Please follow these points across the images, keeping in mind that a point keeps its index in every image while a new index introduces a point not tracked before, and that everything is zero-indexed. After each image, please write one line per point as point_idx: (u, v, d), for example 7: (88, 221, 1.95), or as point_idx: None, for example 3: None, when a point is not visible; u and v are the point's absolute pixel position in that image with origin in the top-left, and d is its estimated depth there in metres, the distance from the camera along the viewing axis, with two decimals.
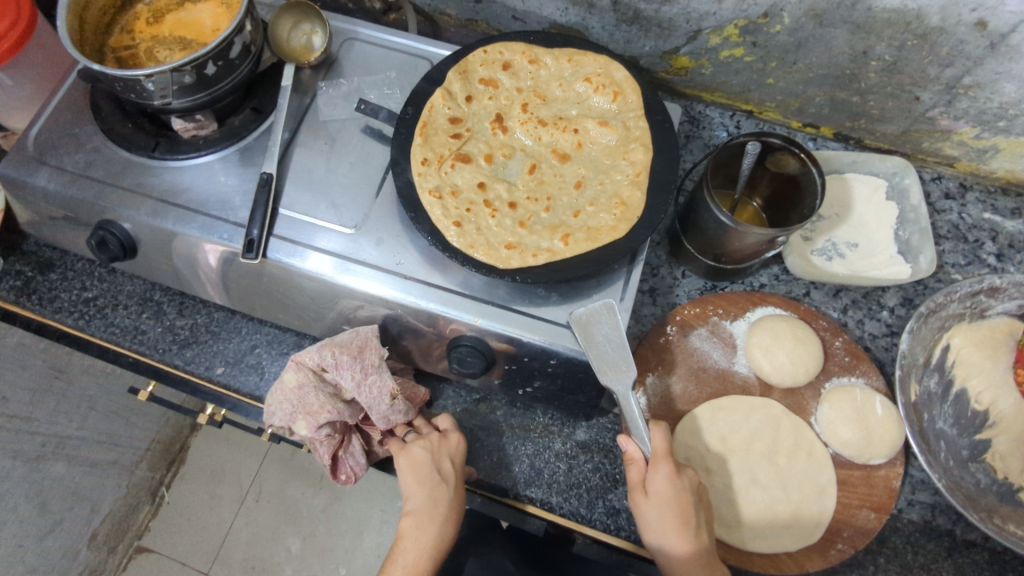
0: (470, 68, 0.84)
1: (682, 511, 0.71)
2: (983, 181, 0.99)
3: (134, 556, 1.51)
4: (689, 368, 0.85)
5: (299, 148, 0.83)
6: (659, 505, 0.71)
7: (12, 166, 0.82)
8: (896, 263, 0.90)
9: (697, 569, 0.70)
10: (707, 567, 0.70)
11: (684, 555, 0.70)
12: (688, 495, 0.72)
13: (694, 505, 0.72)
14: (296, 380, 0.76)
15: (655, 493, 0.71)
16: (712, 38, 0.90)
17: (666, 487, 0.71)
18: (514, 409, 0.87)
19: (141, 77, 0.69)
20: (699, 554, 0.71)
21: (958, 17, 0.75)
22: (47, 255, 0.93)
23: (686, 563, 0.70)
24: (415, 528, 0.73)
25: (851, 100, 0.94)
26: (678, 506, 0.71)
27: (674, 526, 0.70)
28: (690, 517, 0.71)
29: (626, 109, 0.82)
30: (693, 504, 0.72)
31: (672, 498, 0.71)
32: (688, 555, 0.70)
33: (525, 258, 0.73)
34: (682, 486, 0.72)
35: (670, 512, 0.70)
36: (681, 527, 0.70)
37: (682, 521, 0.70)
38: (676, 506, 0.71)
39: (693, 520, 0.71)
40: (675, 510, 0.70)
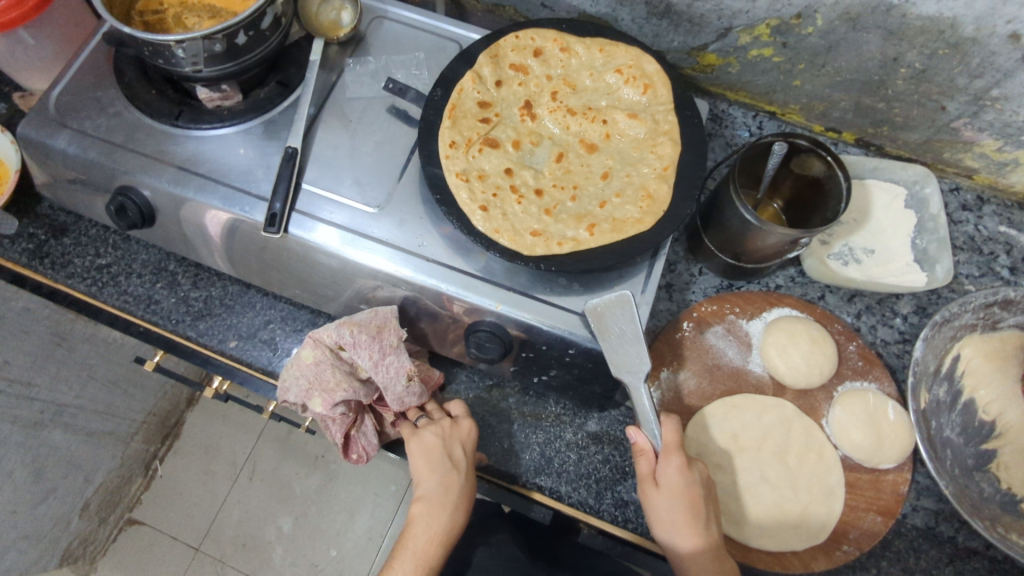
0: (501, 52, 0.83)
1: (693, 501, 0.71)
2: (1001, 195, 0.99)
3: (124, 527, 1.50)
4: (703, 364, 0.85)
5: (324, 125, 0.82)
6: (671, 496, 0.71)
7: (32, 127, 0.80)
8: (912, 270, 0.91)
9: (706, 563, 0.70)
10: (715, 560, 0.71)
11: (695, 549, 0.70)
12: (698, 490, 0.72)
13: (704, 499, 0.73)
14: (313, 356, 0.76)
15: (666, 485, 0.72)
16: (742, 37, 0.90)
17: (676, 480, 0.72)
18: (527, 397, 0.87)
19: (172, 43, 0.68)
20: (708, 545, 0.71)
21: (992, 29, 0.76)
22: (61, 220, 0.91)
23: (695, 556, 0.70)
24: (426, 514, 0.73)
25: (875, 107, 0.94)
26: (688, 499, 0.71)
27: (685, 519, 0.70)
28: (700, 510, 0.71)
29: (655, 102, 0.81)
30: (704, 497, 0.72)
31: (682, 490, 0.71)
32: (697, 547, 0.70)
33: (550, 246, 0.72)
34: (692, 480, 0.72)
35: (681, 505, 0.71)
36: (692, 517, 0.71)
37: (693, 513, 0.71)
38: (686, 499, 0.71)
39: (702, 514, 0.71)
40: (686, 503, 0.71)
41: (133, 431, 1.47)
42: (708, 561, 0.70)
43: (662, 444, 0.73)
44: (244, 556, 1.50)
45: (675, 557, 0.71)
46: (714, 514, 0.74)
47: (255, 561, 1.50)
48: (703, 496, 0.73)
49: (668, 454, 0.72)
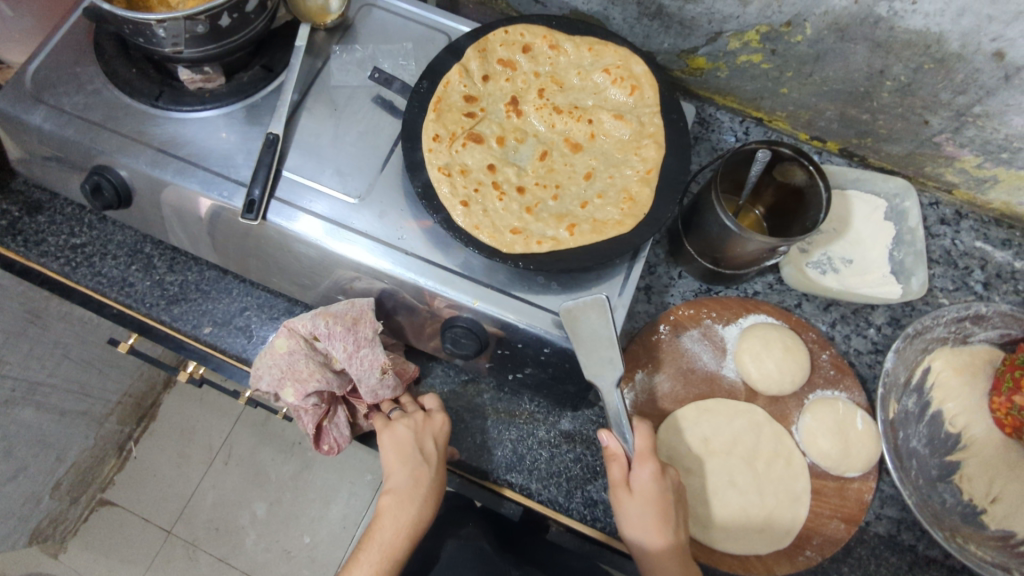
0: (490, 47, 0.83)
1: (664, 506, 0.72)
2: (979, 211, 1.00)
3: (96, 507, 1.50)
4: (678, 367, 0.86)
5: (307, 112, 0.81)
6: (643, 501, 0.72)
7: (6, 102, 0.79)
8: (887, 282, 0.92)
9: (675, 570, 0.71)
10: (681, 564, 0.71)
11: (664, 556, 0.71)
12: (670, 496, 0.73)
13: (675, 504, 0.74)
14: (286, 346, 0.75)
15: (639, 491, 0.72)
16: (732, 41, 0.90)
17: (650, 486, 0.72)
18: (501, 393, 0.87)
19: (153, 22, 0.67)
20: (675, 549, 0.72)
21: (977, 46, 0.76)
22: (36, 197, 0.90)
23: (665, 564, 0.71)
24: (394, 507, 0.72)
25: (860, 118, 0.95)
26: (660, 506, 0.72)
27: (656, 525, 0.71)
28: (670, 517, 0.72)
29: (641, 104, 0.81)
30: (674, 502, 0.73)
31: (655, 497, 0.72)
32: (665, 550, 0.71)
33: (529, 245, 0.72)
34: (664, 486, 0.73)
35: (653, 511, 0.71)
36: (662, 522, 0.71)
37: (664, 520, 0.72)
38: (658, 506, 0.72)
39: (672, 518, 0.72)
40: (658, 510, 0.72)
41: (107, 411, 1.46)
42: (674, 564, 0.71)
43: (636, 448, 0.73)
44: (216, 540, 1.50)
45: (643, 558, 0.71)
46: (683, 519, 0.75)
47: (227, 546, 1.50)
48: (674, 501, 0.73)
49: (643, 459, 0.72)
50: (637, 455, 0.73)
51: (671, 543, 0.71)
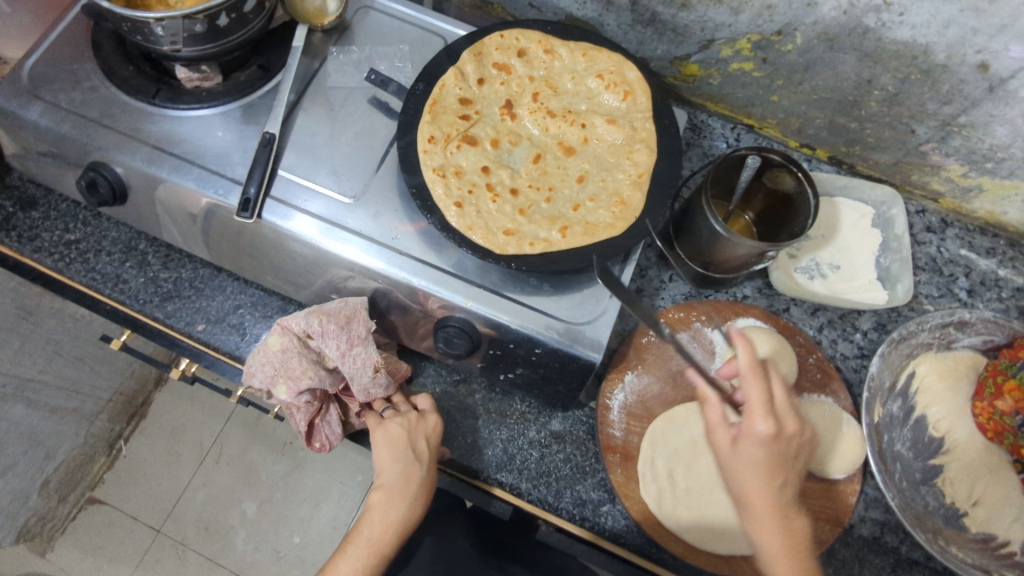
0: (485, 50, 0.84)
1: (773, 468, 0.61)
2: (964, 220, 1.02)
3: (85, 506, 1.49)
4: (668, 370, 0.86)
5: (303, 112, 0.82)
6: (746, 461, 0.62)
7: (3, 97, 0.79)
8: (874, 288, 0.93)
9: (783, 544, 0.61)
10: (786, 532, 0.62)
11: (772, 526, 0.62)
12: (784, 457, 0.62)
13: (788, 464, 0.63)
14: (279, 343, 0.76)
15: (745, 449, 0.62)
16: (723, 49, 0.92)
17: (758, 446, 0.61)
18: (492, 394, 0.88)
19: (152, 20, 0.68)
20: (783, 515, 0.62)
21: (962, 57, 0.78)
22: (31, 192, 0.90)
23: (771, 536, 0.61)
24: (383, 502, 0.72)
25: (849, 126, 0.96)
26: (768, 468, 0.62)
27: (762, 489, 0.61)
28: (781, 480, 0.62)
29: (634, 110, 0.82)
30: (788, 463, 0.63)
31: (764, 458, 0.61)
32: (770, 513, 0.62)
33: (522, 246, 0.73)
34: (776, 446, 0.62)
35: (759, 474, 0.61)
36: (769, 486, 0.61)
37: (773, 484, 0.62)
38: (766, 468, 0.61)
39: (784, 482, 0.62)
40: (766, 472, 0.61)
41: (98, 409, 1.46)
42: (781, 533, 0.62)
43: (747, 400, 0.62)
44: (206, 539, 1.50)
45: (744, 519, 0.63)
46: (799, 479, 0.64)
47: (217, 545, 1.49)
48: (788, 461, 0.63)
49: (754, 413, 0.61)
50: (748, 409, 0.62)
51: (778, 507, 0.61)
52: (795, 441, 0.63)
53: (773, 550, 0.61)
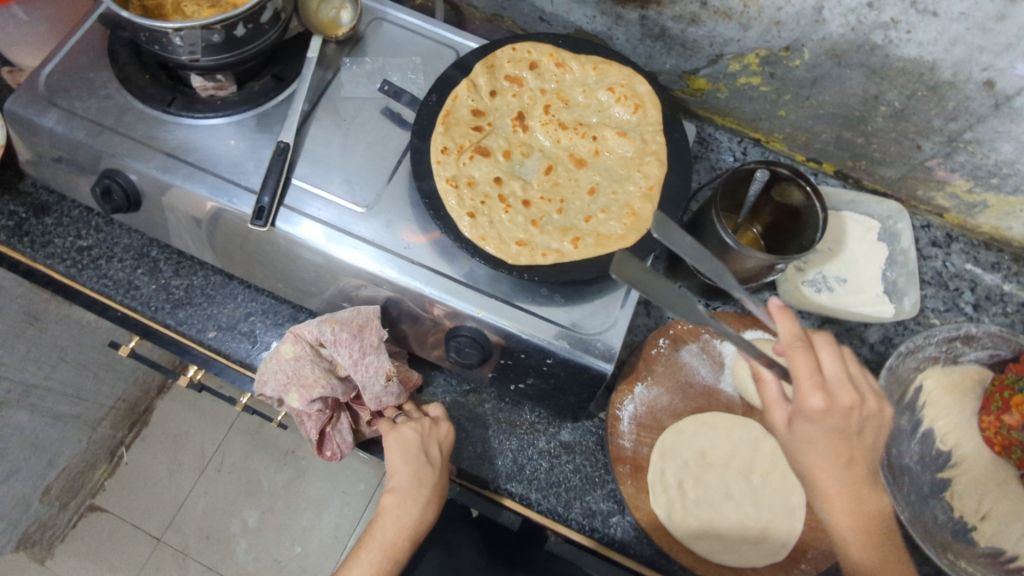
0: (497, 63, 0.85)
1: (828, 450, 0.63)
2: (969, 234, 1.03)
3: (85, 514, 1.47)
4: (677, 381, 0.87)
5: (317, 121, 0.83)
6: (802, 444, 0.64)
7: (20, 105, 0.80)
8: (881, 301, 0.93)
9: (850, 515, 0.64)
10: (853, 503, 0.65)
11: (840, 499, 0.64)
12: (845, 432, 0.63)
13: (849, 439, 0.63)
14: (292, 351, 0.76)
15: (804, 427, 0.64)
16: (731, 64, 0.93)
17: (815, 424, 0.62)
18: (502, 404, 0.88)
19: (170, 30, 0.69)
20: (848, 487, 0.64)
21: (968, 75, 0.79)
22: (44, 198, 0.91)
23: (839, 508, 0.65)
24: (396, 506, 0.72)
25: (856, 141, 0.97)
26: (830, 445, 0.63)
27: (826, 465, 0.64)
28: (845, 455, 0.63)
29: (644, 122, 0.83)
30: (848, 439, 0.63)
31: (824, 435, 0.63)
32: (837, 489, 0.64)
33: (534, 256, 0.74)
34: (835, 421, 0.62)
35: (820, 452, 0.63)
36: (829, 464, 0.63)
37: (836, 460, 0.63)
38: (827, 445, 0.63)
39: (848, 456, 0.64)
40: (828, 448, 0.63)
41: (100, 416, 1.47)
42: (851, 503, 0.64)
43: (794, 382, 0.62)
44: (207, 549, 1.49)
45: (812, 494, 0.66)
46: (865, 449, 0.65)
47: (218, 554, 1.49)
48: (848, 439, 0.63)
49: (802, 396, 0.62)
50: (796, 390, 0.62)
51: (843, 483, 0.64)
52: (854, 414, 0.62)
53: (845, 519, 0.65)
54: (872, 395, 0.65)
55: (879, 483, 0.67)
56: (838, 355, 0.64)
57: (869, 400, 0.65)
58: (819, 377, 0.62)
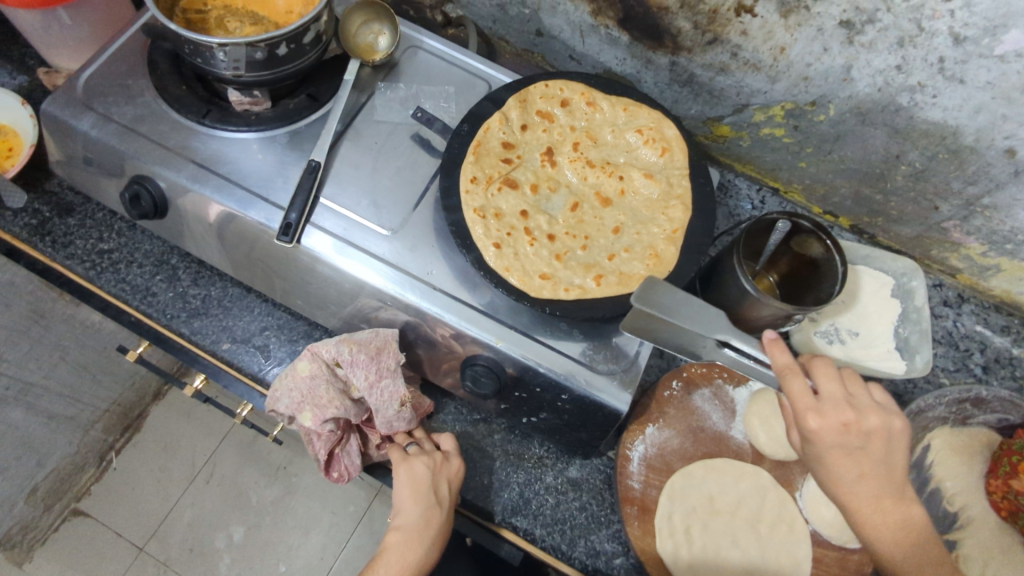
0: (530, 99, 0.86)
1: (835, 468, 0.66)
2: (980, 296, 1.04)
3: (69, 517, 1.45)
4: (689, 425, 0.86)
5: (347, 142, 0.84)
6: (814, 462, 0.68)
7: (57, 106, 0.81)
8: (892, 358, 0.94)
9: (878, 529, 0.66)
10: (879, 513, 0.67)
11: (864, 514, 0.67)
12: (848, 447, 0.66)
13: (856, 454, 0.66)
14: (308, 369, 0.76)
15: (813, 447, 0.67)
16: (757, 114, 0.95)
17: (821, 442, 0.66)
18: (511, 435, 0.87)
19: (215, 45, 0.70)
20: (868, 500, 0.66)
21: (990, 141, 0.80)
22: (69, 199, 0.91)
23: (865, 522, 0.67)
24: (401, 544, 0.73)
25: (873, 198, 0.99)
26: (840, 460, 0.66)
27: (843, 482, 0.66)
28: (857, 469, 0.66)
29: (671, 166, 0.84)
30: (852, 453, 0.66)
31: (831, 451, 0.66)
32: (859, 504, 0.67)
33: (557, 291, 0.74)
34: (835, 437, 0.66)
35: (831, 469, 0.67)
36: (841, 481, 0.66)
37: (849, 476, 0.66)
38: (836, 462, 0.66)
39: (860, 469, 0.66)
40: (840, 465, 0.66)
41: (94, 418, 1.43)
42: (877, 517, 0.66)
43: (792, 405, 0.66)
44: (190, 562, 1.45)
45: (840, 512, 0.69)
46: (881, 463, 0.67)
47: (201, 568, 1.45)
48: (852, 454, 0.66)
49: (799, 418, 0.66)
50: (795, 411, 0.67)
51: (860, 497, 0.66)
52: (850, 428, 0.66)
53: (875, 534, 0.67)
54: (874, 410, 0.67)
55: (907, 493, 0.68)
56: (834, 376, 0.68)
57: (869, 415, 0.67)
58: (812, 399, 0.66)
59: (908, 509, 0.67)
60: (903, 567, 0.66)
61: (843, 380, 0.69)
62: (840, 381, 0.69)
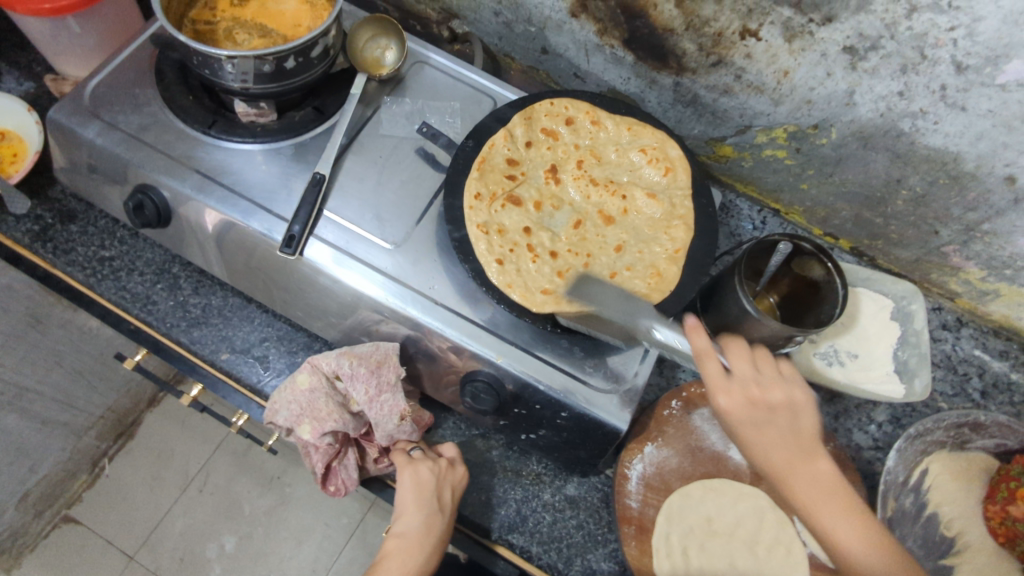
0: (535, 116, 0.87)
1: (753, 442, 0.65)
2: (979, 320, 1.04)
3: (59, 524, 1.43)
4: (688, 445, 0.86)
5: (352, 155, 0.84)
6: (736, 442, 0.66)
7: (63, 114, 0.81)
8: (890, 380, 0.94)
9: (810, 494, 0.63)
10: (808, 481, 0.64)
11: (795, 485, 0.64)
12: (760, 418, 0.66)
13: (769, 425, 0.66)
14: (308, 382, 0.76)
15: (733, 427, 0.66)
16: (759, 135, 0.96)
17: (735, 416, 0.66)
18: (510, 451, 0.87)
19: (223, 57, 0.71)
20: (794, 472, 0.64)
21: (990, 168, 0.81)
22: (71, 206, 0.91)
23: (798, 495, 0.64)
24: (401, 551, 0.72)
25: (874, 221, 0.99)
26: (756, 434, 0.65)
27: (766, 457, 0.65)
28: (773, 440, 0.65)
29: (674, 186, 0.85)
30: (765, 424, 0.66)
31: (747, 426, 0.66)
32: (786, 475, 0.64)
33: (559, 309, 0.74)
34: (746, 410, 0.66)
35: (752, 444, 0.65)
36: (761, 455, 0.65)
37: (768, 447, 0.65)
38: (753, 435, 0.65)
39: (778, 441, 0.65)
40: (758, 438, 0.65)
41: (88, 425, 1.42)
42: (808, 486, 0.64)
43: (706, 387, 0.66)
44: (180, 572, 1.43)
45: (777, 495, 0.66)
46: (794, 431, 0.66)
47: None
48: (764, 427, 0.66)
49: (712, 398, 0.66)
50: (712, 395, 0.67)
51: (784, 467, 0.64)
52: (756, 398, 0.66)
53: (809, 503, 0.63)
54: (777, 383, 0.68)
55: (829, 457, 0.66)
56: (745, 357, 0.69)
57: (775, 389, 0.67)
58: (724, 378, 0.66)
59: (837, 476, 0.65)
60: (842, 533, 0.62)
61: (754, 361, 0.70)
62: (750, 361, 0.69)
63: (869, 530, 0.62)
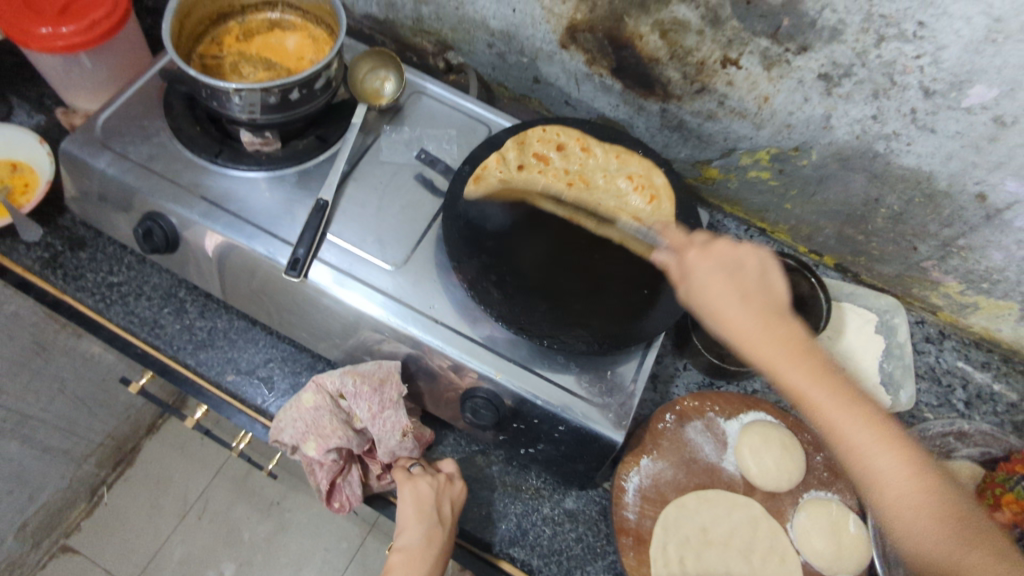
0: (528, 141, 0.90)
1: (716, 284, 0.65)
2: (960, 333, 1.08)
3: (56, 554, 1.43)
4: (682, 457, 0.88)
5: (353, 182, 0.88)
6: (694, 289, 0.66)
7: (75, 146, 0.84)
8: (877, 392, 0.97)
9: (765, 341, 0.61)
10: (762, 326, 0.62)
11: (748, 330, 0.62)
12: (730, 270, 0.66)
13: (738, 275, 0.65)
14: (313, 400, 0.79)
15: (696, 277, 0.67)
16: (743, 158, 1.00)
17: (700, 267, 0.67)
18: (509, 467, 0.89)
19: (231, 90, 0.74)
20: (750, 318, 0.62)
21: (963, 187, 0.85)
22: (81, 233, 0.94)
23: (750, 339, 0.61)
24: (403, 565, 0.74)
25: (856, 238, 1.03)
26: (723, 280, 0.65)
27: (724, 300, 0.64)
28: (739, 289, 0.64)
29: (659, 213, 0.86)
30: (736, 274, 0.66)
31: (715, 275, 0.66)
32: (742, 318, 0.62)
33: (554, 324, 0.77)
34: (717, 259, 0.67)
35: (713, 288, 0.65)
36: (721, 300, 0.64)
37: (731, 291, 0.64)
38: (719, 280, 0.65)
39: (741, 291, 0.64)
40: (724, 283, 0.65)
41: (87, 453, 1.42)
42: (763, 333, 0.61)
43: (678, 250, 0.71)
44: None
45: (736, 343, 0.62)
46: (763, 288, 0.65)
47: None
48: (734, 276, 0.65)
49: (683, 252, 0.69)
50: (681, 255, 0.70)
51: (746, 310, 0.63)
52: (733, 254, 0.68)
53: (768, 351, 0.60)
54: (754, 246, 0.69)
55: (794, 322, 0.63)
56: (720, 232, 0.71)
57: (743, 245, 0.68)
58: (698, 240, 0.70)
59: (814, 344, 0.62)
60: (801, 382, 0.59)
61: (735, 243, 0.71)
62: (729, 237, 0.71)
63: (841, 387, 0.59)
